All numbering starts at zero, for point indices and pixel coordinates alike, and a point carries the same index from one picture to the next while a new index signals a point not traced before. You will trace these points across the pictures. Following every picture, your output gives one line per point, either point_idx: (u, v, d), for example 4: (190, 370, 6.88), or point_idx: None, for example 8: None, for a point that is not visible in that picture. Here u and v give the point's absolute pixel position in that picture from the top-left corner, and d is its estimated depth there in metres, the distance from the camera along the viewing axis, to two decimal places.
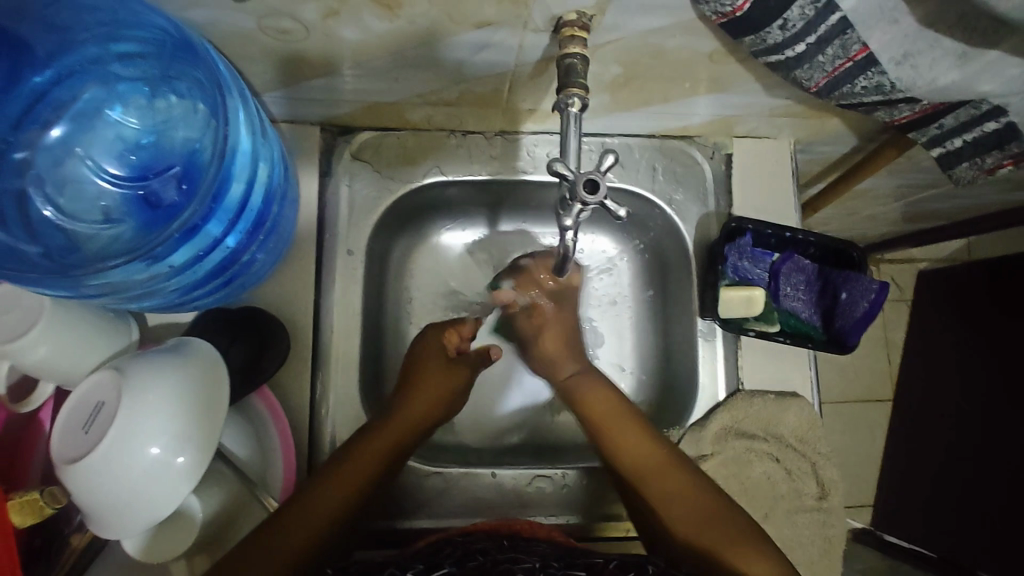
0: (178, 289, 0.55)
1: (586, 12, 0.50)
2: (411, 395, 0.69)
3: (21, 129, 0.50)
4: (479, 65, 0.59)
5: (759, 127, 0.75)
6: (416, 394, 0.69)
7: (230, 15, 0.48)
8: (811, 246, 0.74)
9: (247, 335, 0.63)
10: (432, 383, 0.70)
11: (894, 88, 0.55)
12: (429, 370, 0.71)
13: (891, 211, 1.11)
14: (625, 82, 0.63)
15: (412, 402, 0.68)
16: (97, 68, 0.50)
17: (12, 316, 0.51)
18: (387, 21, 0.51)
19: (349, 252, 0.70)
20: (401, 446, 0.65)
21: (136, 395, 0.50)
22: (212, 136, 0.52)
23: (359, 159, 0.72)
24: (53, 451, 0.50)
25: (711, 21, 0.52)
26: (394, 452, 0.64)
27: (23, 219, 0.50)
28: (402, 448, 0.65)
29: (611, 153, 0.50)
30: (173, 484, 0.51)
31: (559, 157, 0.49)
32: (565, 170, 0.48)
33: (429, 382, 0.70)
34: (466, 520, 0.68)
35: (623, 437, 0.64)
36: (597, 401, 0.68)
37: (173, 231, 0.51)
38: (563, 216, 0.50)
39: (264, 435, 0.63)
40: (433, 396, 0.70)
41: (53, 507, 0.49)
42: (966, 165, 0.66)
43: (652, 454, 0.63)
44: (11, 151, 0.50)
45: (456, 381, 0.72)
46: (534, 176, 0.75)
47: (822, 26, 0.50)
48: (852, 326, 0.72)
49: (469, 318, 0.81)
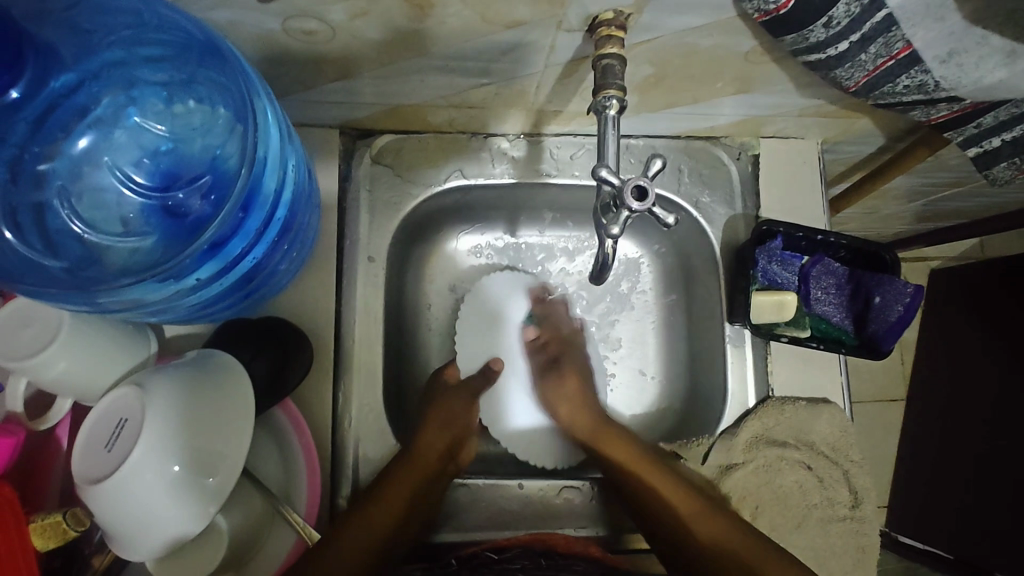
0: (201, 301, 0.53)
1: (624, 11, 0.48)
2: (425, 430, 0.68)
3: (44, 133, 0.48)
4: (507, 66, 0.57)
5: (787, 127, 0.73)
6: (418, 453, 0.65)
7: (255, 16, 0.47)
8: (841, 250, 0.72)
9: (270, 344, 0.60)
10: (443, 420, 0.70)
11: (938, 87, 0.54)
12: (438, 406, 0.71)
13: (910, 211, 1.09)
14: (655, 82, 0.61)
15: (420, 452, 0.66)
16: (121, 72, 0.48)
17: (29, 329, 0.49)
18: (416, 21, 0.49)
19: (370, 258, 0.68)
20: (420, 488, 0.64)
21: (164, 413, 0.48)
22: (237, 145, 0.50)
23: (378, 163, 0.70)
24: (75, 471, 0.48)
25: (754, 19, 0.50)
26: (411, 496, 0.63)
27: (42, 231, 0.48)
28: (420, 490, 0.64)
29: (657, 156, 0.48)
30: (200, 505, 0.49)
31: (602, 162, 0.47)
32: (610, 176, 0.47)
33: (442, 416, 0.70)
34: (494, 533, 0.67)
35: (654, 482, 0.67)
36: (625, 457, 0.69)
37: (197, 247, 0.49)
38: (608, 223, 0.48)
39: (286, 448, 0.61)
40: (443, 442, 0.69)
41: (76, 531, 0.47)
42: (1004, 166, 0.65)
43: (672, 497, 0.65)
44: (32, 158, 0.48)
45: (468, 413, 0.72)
46: (558, 179, 0.73)
47: (867, 24, 0.48)
48: (886, 331, 0.70)
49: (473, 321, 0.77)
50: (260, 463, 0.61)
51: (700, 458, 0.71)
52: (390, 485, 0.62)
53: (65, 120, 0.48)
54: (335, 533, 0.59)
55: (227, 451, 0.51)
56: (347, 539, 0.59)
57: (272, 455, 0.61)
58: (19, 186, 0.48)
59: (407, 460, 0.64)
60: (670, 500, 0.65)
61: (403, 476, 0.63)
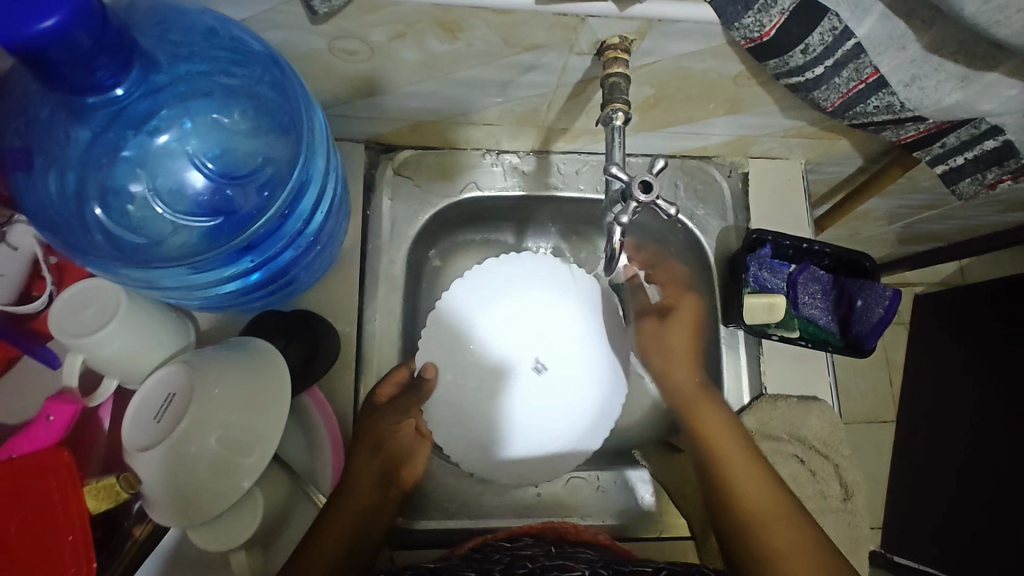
0: (236, 288, 0.60)
1: (628, 37, 0.55)
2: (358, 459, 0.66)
3: (124, 122, 0.51)
4: (524, 85, 0.64)
5: (773, 147, 0.80)
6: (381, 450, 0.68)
7: (304, 37, 0.53)
8: (826, 258, 0.78)
9: (299, 334, 0.65)
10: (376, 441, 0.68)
11: (903, 107, 0.61)
12: (373, 431, 0.68)
13: (891, 233, 1.17)
14: (655, 102, 0.68)
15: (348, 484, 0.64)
16: (204, 80, 0.53)
17: (88, 311, 0.53)
18: (447, 43, 0.56)
19: (391, 261, 0.74)
20: (360, 520, 0.64)
21: (208, 389, 0.53)
22: (287, 157, 0.56)
23: (400, 175, 0.76)
24: (124, 439, 0.52)
25: (740, 45, 0.57)
26: (355, 526, 0.63)
27: (102, 222, 0.53)
28: (364, 521, 0.64)
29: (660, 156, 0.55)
30: (235, 478, 0.53)
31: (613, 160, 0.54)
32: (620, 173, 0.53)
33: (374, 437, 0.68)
34: (504, 520, 0.71)
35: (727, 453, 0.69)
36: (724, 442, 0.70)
37: (232, 247, 0.55)
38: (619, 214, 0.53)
39: (313, 431, 0.65)
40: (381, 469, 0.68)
41: (128, 493, 0.51)
42: (968, 181, 0.72)
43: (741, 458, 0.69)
44: (108, 140, 0.51)
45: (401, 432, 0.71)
46: (565, 192, 0.80)
47: (839, 51, 0.55)
48: (869, 331, 0.75)
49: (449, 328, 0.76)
50: (287, 447, 0.65)
51: None
52: (357, 481, 0.65)
53: (145, 114, 0.52)
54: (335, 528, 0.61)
55: (264, 430, 0.55)
56: (341, 531, 0.61)
57: (298, 440, 0.65)
58: (92, 164, 0.51)
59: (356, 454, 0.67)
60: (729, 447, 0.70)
61: (362, 469, 0.66)
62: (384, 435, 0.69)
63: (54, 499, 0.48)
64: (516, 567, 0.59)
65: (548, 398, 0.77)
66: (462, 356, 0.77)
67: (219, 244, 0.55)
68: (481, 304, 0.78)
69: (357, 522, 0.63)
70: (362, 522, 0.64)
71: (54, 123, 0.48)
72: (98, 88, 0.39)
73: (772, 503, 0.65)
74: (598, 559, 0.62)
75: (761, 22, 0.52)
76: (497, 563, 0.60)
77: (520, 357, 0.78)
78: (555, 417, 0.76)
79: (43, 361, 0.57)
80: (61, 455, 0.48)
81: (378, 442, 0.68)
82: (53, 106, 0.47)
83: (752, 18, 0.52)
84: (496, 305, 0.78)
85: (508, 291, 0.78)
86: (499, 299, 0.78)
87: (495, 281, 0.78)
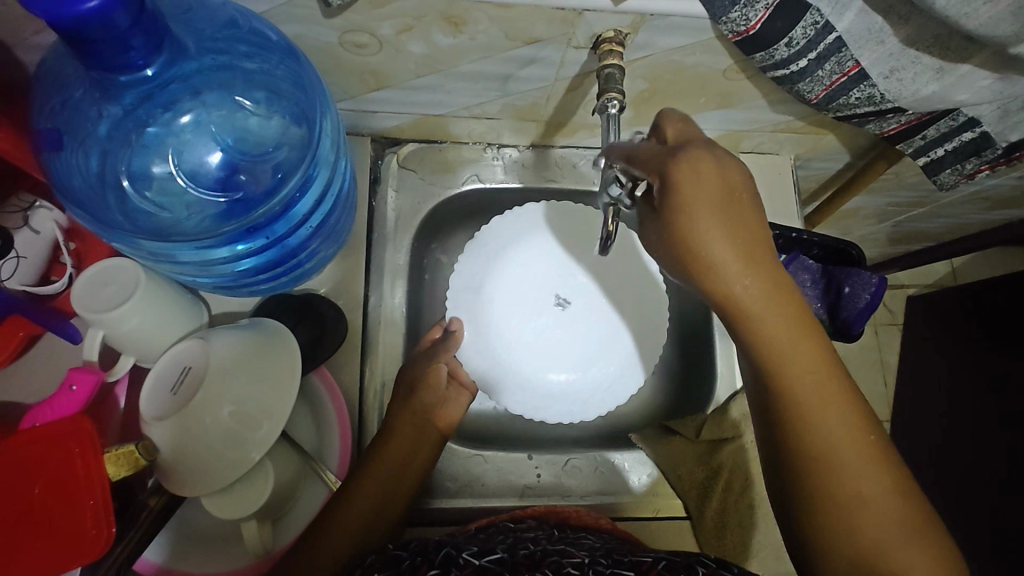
0: (242, 267, 0.63)
1: (622, 30, 0.58)
2: (384, 443, 0.66)
3: (151, 103, 0.53)
4: (524, 79, 0.67)
5: (762, 142, 0.84)
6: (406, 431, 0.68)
7: (317, 30, 0.56)
8: (814, 247, 0.81)
9: (309, 318, 0.68)
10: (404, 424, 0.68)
11: (884, 99, 0.64)
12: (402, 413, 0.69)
13: (880, 232, 1.20)
14: (649, 96, 0.72)
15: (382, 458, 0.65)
16: (228, 67, 0.55)
17: (109, 288, 0.55)
18: (451, 37, 0.59)
19: (395, 250, 0.77)
20: (387, 505, 0.63)
21: (221, 364, 0.55)
22: (299, 148, 0.59)
23: (405, 167, 0.80)
24: (142, 409, 0.54)
25: (728, 39, 0.60)
26: (376, 508, 0.62)
27: (122, 201, 0.55)
28: (390, 505, 0.64)
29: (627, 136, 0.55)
30: (247, 449, 0.55)
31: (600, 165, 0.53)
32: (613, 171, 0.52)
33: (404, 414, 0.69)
34: (505, 501, 0.73)
35: (790, 350, 0.47)
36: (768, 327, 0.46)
37: (237, 228, 0.59)
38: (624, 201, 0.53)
39: (320, 410, 0.67)
40: (406, 449, 0.67)
41: (145, 460, 0.54)
42: (949, 172, 0.75)
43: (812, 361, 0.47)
44: (137, 117, 0.53)
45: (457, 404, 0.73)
46: (562, 184, 0.83)
47: (821, 44, 0.59)
48: (856, 317, 0.78)
49: (470, 285, 0.79)
50: (296, 427, 0.67)
51: (693, 433, 0.76)
52: (376, 464, 0.64)
53: (171, 96, 0.54)
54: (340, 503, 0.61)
55: (276, 405, 0.57)
56: (351, 506, 0.61)
57: (307, 419, 0.67)
58: (117, 141, 0.54)
59: (387, 438, 0.67)
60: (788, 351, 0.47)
61: (389, 452, 0.65)
62: (410, 411, 0.69)
63: (76, 464, 0.50)
64: (518, 548, 0.59)
65: (574, 336, 0.80)
66: (477, 310, 0.79)
67: (227, 224, 0.58)
68: (489, 264, 0.80)
69: (379, 503, 0.63)
70: (388, 505, 0.64)
71: (84, 103, 0.50)
72: (129, 67, 0.41)
73: (825, 391, 0.47)
74: (601, 548, 0.62)
75: (747, 16, 0.56)
76: (503, 542, 0.61)
77: (542, 295, 0.80)
78: (576, 357, 0.79)
79: (66, 337, 0.61)
80: (85, 424, 0.51)
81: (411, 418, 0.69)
82: (87, 86, 0.49)
83: (738, 12, 0.55)
84: (508, 258, 0.80)
85: (520, 243, 0.80)
86: (507, 256, 0.80)
87: (506, 235, 0.80)
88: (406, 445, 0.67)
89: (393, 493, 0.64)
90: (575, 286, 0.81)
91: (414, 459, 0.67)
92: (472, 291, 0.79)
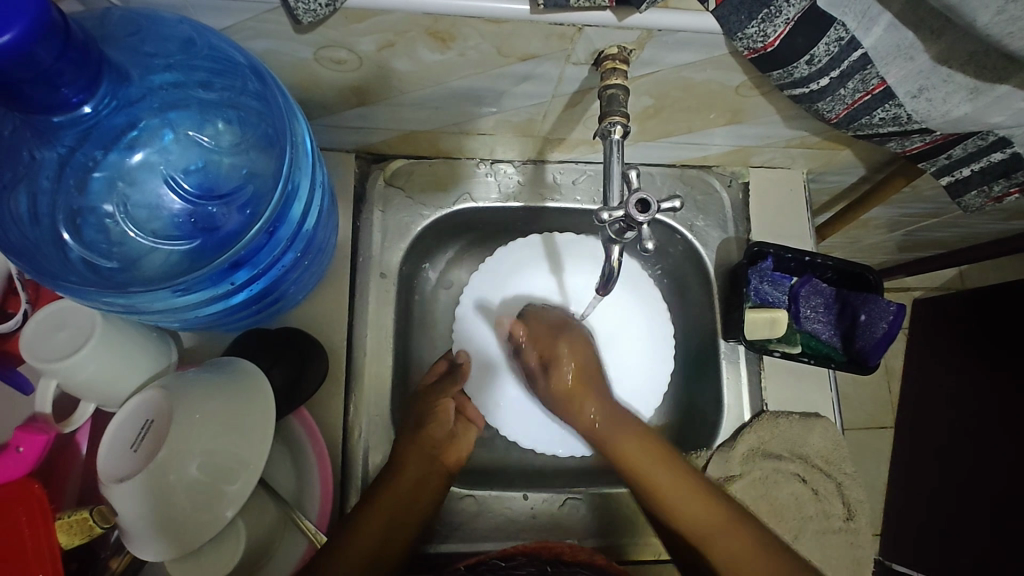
0: (220, 310, 0.57)
1: (627, 46, 0.53)
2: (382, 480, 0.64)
3: (99, 136, 0.49)
4: (518, 96, 0.61)
5: (774, 157, 0.78)
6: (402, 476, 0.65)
7: (290, 46, 0.50)
8: (829, 271, 0.77)
9: (289, 356, 0.63)
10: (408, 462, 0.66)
11: (910, 119, 0.59)
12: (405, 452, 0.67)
13: (891, 241, 1.15)
14: (654, 112, 0.66)
15: (386, 492, 0.64)
16: (178, 92, 0.51)
17: (63, 333, 0.50)
18: (438, 53, 0.53)
19: (382, 274, 0.72)
20: (384, 547, 0.63)
21: (188, 415, 0.50)
22: (270, 169, 0.53)
23: (391, 185, 0.74)
24: (99, 468, 0.50)
25: (743, 55, 0.54)
26: (373, 551, 0.61)
27: (78, 240, 0.51)
28: (385, 546, 0.63)
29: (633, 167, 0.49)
30: (216, 508, 0.50)
31: (602, 204, 0.49)
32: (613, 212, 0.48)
33: (406, 450, 0.67)
34: (499, 543, 0.69)
35: (686, 506, 0.64)
36: (666, 490, 0.64)
37: (218, 264, 0.52)
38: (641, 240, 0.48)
39: (300, 455, 0.63)
40: (409, 488, 0.65)
41: (101, 527, 0.49)
42: (975, 193, 0.69)
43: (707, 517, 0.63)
44: (79, 161, 0.50)
45: (464, 445, 0.72)
46: (559, 203, 0.77)
47: (845, 62, 0.54)
48: (873, 347, 0.74)
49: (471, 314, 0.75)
50: (274, 472, 0.62)
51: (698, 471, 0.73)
52: (369, 510, 0.62)
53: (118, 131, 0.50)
54: (327, 554, 0.58)
55: (249, 457, 0.52)
56: (345, 556, 0.59)
57: (285, 463, 0.63)
58: (64, 185, 0.50)
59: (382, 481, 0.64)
60: (686, 511, 0.63)
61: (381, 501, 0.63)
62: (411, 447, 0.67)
63: (24, 533, 0.47)
64: None
65: None
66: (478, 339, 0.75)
67: (198, 264, 0.52)
68: (490, 299, 0.76)
69: (375, 548, 0.62)
70: (382, 547, 0.62)
71: (20, 142, 0.46)
72: (63, 106, 0.39)
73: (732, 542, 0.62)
74: None
75: (765, 32, 0.50)
76: None
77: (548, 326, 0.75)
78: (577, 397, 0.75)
79: (14, 387, 0.55)
80: (33, 488, 0.48)
81: (410, 457, 0.67)
82: (20, 124, 0.45)
83: (756, 27, 0.50)
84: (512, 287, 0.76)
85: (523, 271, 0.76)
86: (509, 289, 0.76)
87: (509, 264, 0.76)
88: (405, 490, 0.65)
89: (392, 535, 0.63)
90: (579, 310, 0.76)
91: (417, 496, 0.66)
92: (474, 323, 0.75)
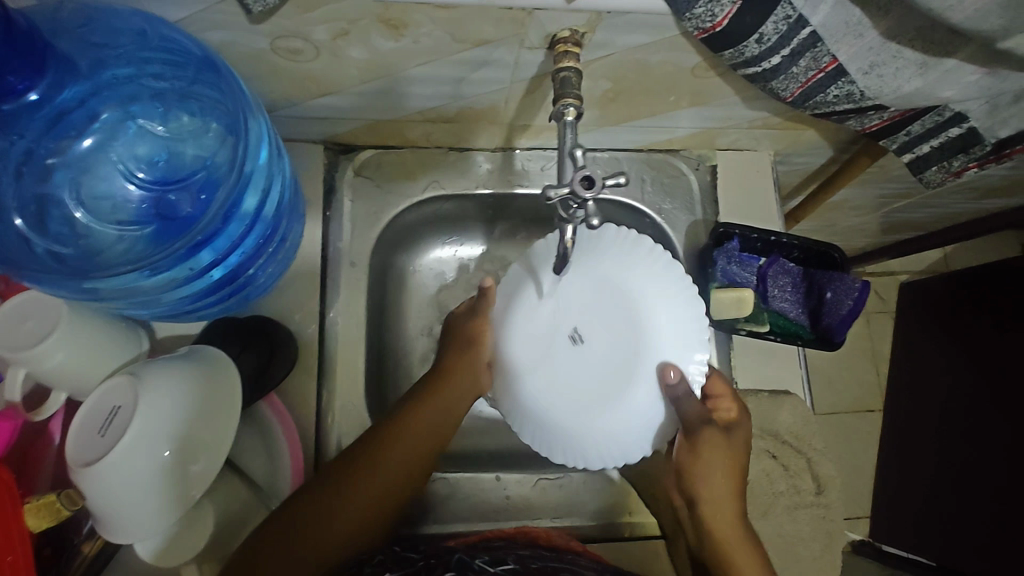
0: (187, 296, 0.59)
1: (578, 29, 0.54)
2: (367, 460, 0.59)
3: (60, 124, 0.51)
4: (478, 82, 0.62)
5: (740, 139, 0.79)
6: (385, 459, 0.59)
7: (246, 36, 0.51)
8: (795, 250, 0.78)
9: (255, 340, 0.64)
10: (395, 446, 0.60)
11: (864, 96, 0.59)
12: (392, 439, 0.60)
13: (869, 223, 1.16)
14: (613, 96, 0.67)
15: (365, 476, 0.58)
16: (135, 82, 0.52)
17: (29, 324, 0.51)
18: (392, 40, 0.54)
19: (352, 263, 0.72)
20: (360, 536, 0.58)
21: (152, 399, 0.51)
22: (229, 157, 0.54)
23: (361, 175, 0.75)
24: (67, 455, 0.50)
25: (693, 36, 0.55)
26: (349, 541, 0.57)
27: (42, 227, 0.52)
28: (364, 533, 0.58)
29: (581, 146, 0.50)
30: (178, 489, 0.52)
31: (551, 183, 0.49)
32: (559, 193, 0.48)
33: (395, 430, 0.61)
34: (471, 524, 0.70)
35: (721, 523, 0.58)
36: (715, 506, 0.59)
37: (180, 247, 0.54)
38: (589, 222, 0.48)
39: (271, 439, 0.65)
40: (393, 477, 0.59)
41: (69, 510, 0.50)
42: (935, 169, 0.70)
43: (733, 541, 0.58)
44: (42, 150, 0.51)
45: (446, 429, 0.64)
46: (526, 188, 0.78)
47: (794, 40, 0.54)
48: (838, 324, 0.76)
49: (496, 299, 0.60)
50: (247, 458, 0.64)
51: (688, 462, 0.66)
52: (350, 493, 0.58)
53: (78, 120, 0.52)
54: (301, 530, 0.55)
55: (211, 440, 0.54)
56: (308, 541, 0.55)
57: (257, 448, 0.65)
58: (25, 179, 0.51)
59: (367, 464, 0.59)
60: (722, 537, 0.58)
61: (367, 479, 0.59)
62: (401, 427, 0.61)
63: None
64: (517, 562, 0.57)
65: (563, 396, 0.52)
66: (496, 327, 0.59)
67: (159, 251, 0.54)
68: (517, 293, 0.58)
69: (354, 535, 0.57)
70: (355, 537, 0.57)
71: None
72: (12, 93, 0.41)
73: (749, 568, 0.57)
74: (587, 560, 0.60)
75: (712, 12, 0.51)
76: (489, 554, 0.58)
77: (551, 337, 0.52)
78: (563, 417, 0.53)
79: None
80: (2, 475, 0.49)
81: (397, 443, 0.60)
82: None
83: (702, 7, 0.50)
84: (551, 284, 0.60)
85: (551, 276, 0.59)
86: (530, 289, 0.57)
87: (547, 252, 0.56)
88: (378, 488, 0.59)
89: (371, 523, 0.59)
90: (601, 321, 0.52)
91: (401, 485, 0.60)
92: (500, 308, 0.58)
